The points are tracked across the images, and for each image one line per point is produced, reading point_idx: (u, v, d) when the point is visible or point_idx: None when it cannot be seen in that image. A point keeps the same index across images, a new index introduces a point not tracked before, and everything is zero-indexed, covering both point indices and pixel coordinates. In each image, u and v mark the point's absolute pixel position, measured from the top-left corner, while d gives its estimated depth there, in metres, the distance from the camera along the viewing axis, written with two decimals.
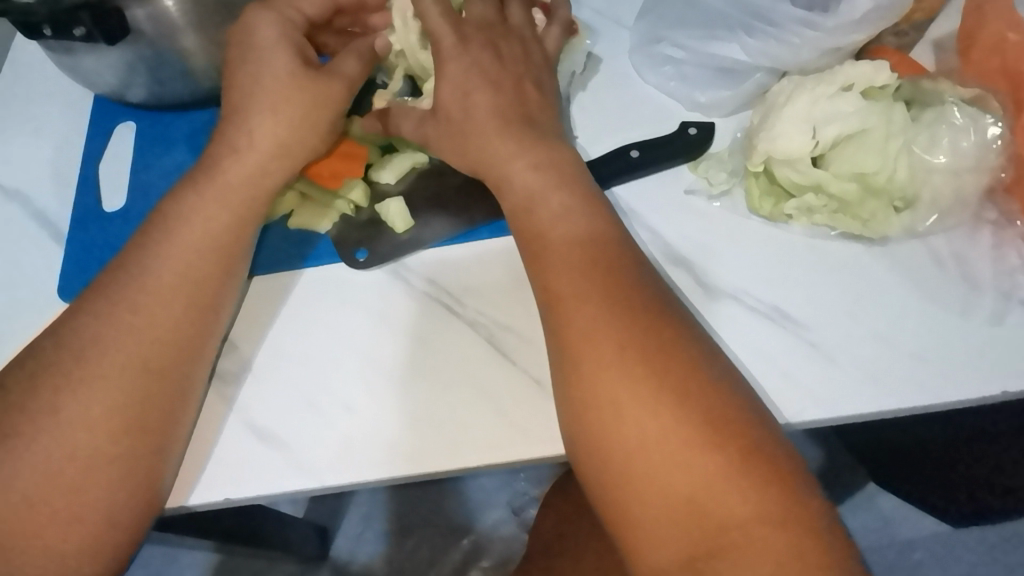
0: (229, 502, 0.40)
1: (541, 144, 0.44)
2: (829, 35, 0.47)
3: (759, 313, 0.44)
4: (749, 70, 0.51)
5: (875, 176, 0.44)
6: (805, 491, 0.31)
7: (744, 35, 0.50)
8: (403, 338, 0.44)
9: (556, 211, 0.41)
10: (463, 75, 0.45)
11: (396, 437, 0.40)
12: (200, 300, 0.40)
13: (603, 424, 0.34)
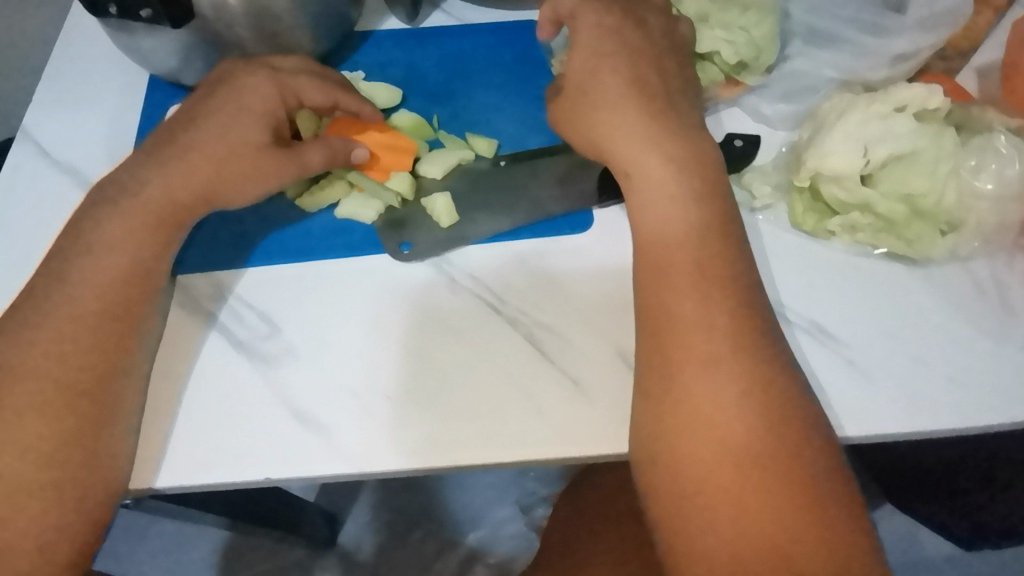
0: (268, 483, 0.40)
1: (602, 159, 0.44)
2: (891, 41, 0.49)
3: (812, 332, 0.44)
4: (818, 82, 0.51)
5: (922, 199, 0.44)
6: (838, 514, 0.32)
7: (812, 49, 0.52)
8: (448, 335, 0.44)
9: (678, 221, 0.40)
10: (596, 41, 0.46)
11: (442, 430, 0.41)
12: (119, 299, 0.40)
13: (685, 421, 0.34)
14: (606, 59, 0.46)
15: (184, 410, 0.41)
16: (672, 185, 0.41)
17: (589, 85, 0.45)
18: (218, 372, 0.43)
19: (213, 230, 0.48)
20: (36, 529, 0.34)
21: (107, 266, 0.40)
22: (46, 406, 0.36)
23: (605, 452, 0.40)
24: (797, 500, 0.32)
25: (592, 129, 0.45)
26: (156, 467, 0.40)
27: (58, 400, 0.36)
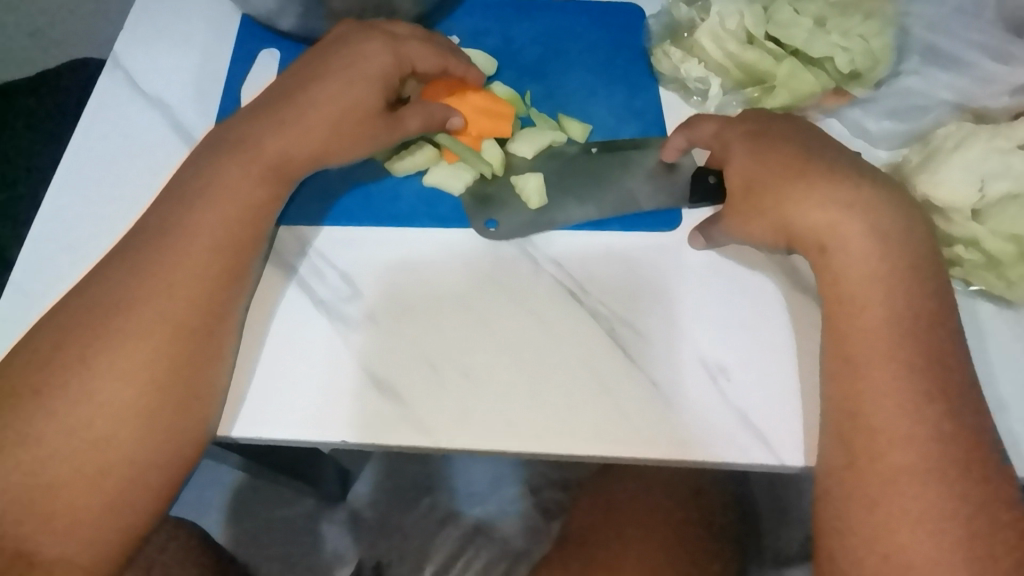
0: (342, 446, 0.40)
1: (770, 229, 0.42)
2: (1014, 73, 0.48)
3: None
4: (928, 105, 0.49)
5: None
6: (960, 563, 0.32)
7: (926, 71, 0.50)
8: (530, 320, 0.44)
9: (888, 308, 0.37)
10: (749, 135, 0.45)
11: (519, 414, 0.40)
12: (225, 261, 0.40)
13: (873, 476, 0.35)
14: (767, 140, 0.44)
15: (264, 361, 0.41)
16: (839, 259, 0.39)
17: (756, 173, 0.43)
18: (299, 327, 0.43)
19: (306, 185, 0.48)
20: (130, 462, 0.35)
21: (221, 230, 0.40)
22: (147, 344, 0.37)
23: (681, 457, 0.40)
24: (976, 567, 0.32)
25: (777, 218, 0.42)
26: (237, 414, 0.40)
27: (159, 340, 0.37)
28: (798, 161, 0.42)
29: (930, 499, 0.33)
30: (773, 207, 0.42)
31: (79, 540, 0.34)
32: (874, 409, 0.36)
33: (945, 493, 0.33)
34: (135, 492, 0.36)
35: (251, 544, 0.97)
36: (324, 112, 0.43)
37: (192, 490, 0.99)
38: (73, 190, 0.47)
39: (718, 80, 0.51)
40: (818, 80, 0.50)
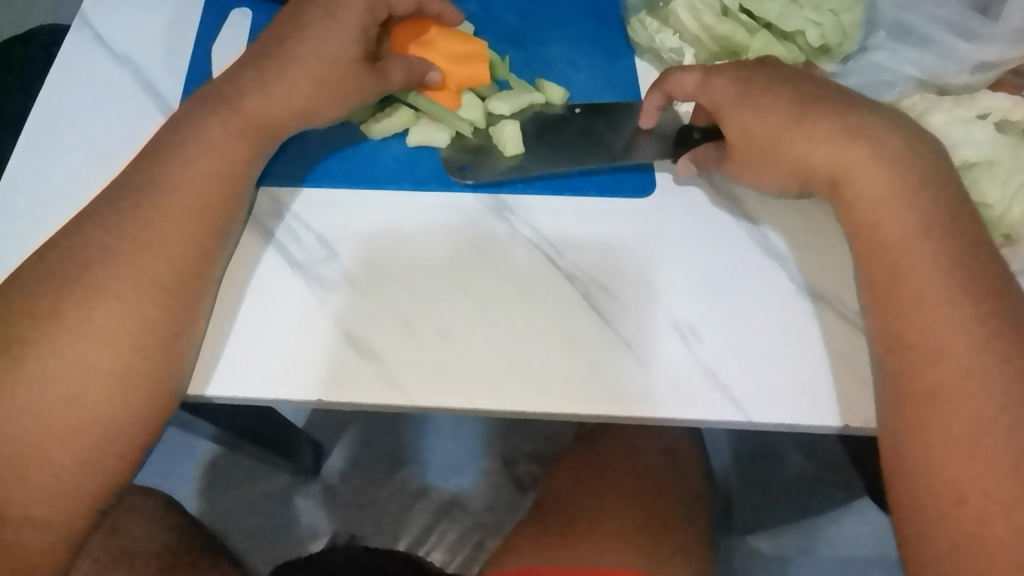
0: (318, 406, 0.40)
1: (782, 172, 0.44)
2: (979, 48, 0.49)
3: (854, 324, 0.45)
4: (894, 80, 0.50)
5: (989, 209, 0.43)
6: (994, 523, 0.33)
7: (895, 45, 0.51)
8: (507, 283, 0.44)
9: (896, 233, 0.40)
10: (740, 78, 0.45)
11: (495, 374, 0.41)
12: (200, 221, 0.40)
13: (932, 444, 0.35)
14: (761, 91, 0.44)
15: (238, 320, 0.41)
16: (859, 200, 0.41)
17: (758, 128, 0.44)
18: (275, 288, 0.43)
19: (283, 147, 0.48)
20: (103, 415, 0.36)
21: (195, 191, 0.40)
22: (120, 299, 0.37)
23: (652, 413, 0.41)
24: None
25: (789, 163, 0.43)
26: (211, 372, 0.40)
27: (131, 295, 0.37)
28: (797, 108, 0.43)
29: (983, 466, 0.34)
30: (787, 153, 0.43)
31: (57, 492, 0.35)
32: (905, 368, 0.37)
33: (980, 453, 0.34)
34: (109, 445, 0.36)
35: (224, 513, 0.96)
36: (308, 69, 0.43)
37: (163, 461, 0.98)
38: (37, 147, 0.46)
39: (693, 52, 0.51)
40: (789, 52, 0.50)
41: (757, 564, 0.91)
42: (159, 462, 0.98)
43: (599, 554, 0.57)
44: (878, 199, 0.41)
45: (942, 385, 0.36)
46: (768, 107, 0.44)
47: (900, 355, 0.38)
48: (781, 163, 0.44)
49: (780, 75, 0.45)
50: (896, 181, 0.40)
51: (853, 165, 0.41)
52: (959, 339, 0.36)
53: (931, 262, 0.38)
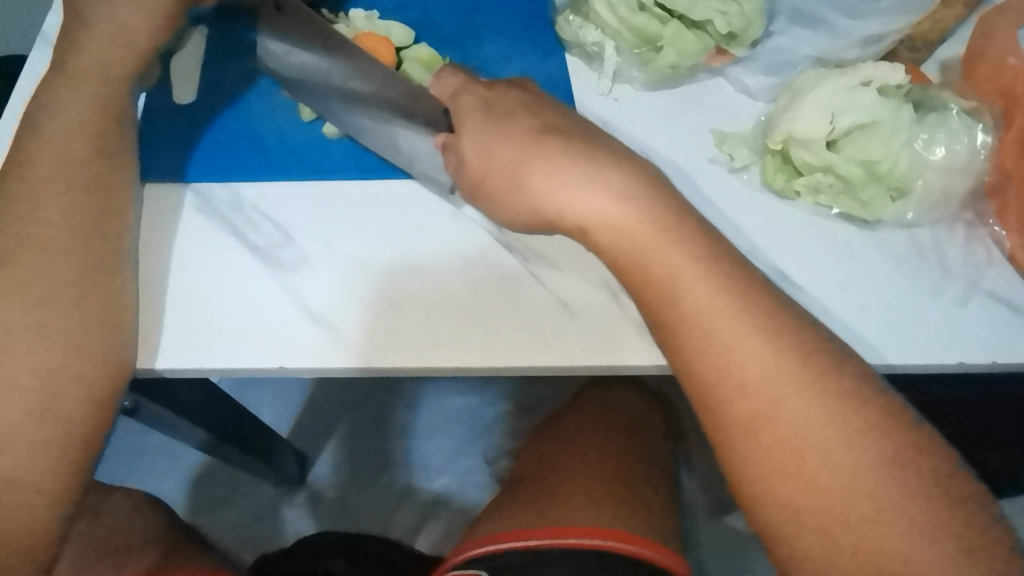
0: (284, 373, 0.46)
1: (550, 201, 0.43)
2: (864, 27, 0.57)
3: (765, 274, 0.50)
4: (799, 60, 0.58)
5: (879, 164, 0.49)
6: (770, 468, 0.36)
7: (799, 31, 0.59)
8: (453, 257, 0.49)
9: (665, 247, 0.40)
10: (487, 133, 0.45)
11: (443, 336, 0.46)
12: None
13: (727, 407, 0.37)
14: (506, 119, 0.45)
15: (191, 298, 0.47)
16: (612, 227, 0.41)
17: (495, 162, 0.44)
18: (243, 273, 0.48)
19: (237, 145, 0.54)
20: (72, 383, 0.40)
21: None
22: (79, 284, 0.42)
23: (578, 363, 0.46)
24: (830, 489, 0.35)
25: (529, 202, 0.43)
26: (167, 348, 0.45)
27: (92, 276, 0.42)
28: (534, 134, 0.44)
29: (780, 431, 0.36)
30: (526, 188, 0.43)
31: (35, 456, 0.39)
32: (701, 352, 0.38)
33: (779, 427, 0.36)
34: (77, 410, 0.40)
35: (209, 517, 0.99)
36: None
37: (148, 466, 1.01)
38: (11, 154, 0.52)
39: (612, 43, 0.56)
40: (700, 40, 0.55)
41: (728, 542, 0.94)
42: (146, 467, 1.01)
43: (563, 515, 0.60)
44: (591, 214, 0.41)
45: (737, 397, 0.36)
46: (506, 135, 0.44)
47: (687, 344, 0.38)
48: (525, 200, 0.43)
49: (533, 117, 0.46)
50: (596, 192, 0.41)
51: (588, 208, 0.41)
52: (755, 352, 0.37)
53: (696, 293, 0.38)
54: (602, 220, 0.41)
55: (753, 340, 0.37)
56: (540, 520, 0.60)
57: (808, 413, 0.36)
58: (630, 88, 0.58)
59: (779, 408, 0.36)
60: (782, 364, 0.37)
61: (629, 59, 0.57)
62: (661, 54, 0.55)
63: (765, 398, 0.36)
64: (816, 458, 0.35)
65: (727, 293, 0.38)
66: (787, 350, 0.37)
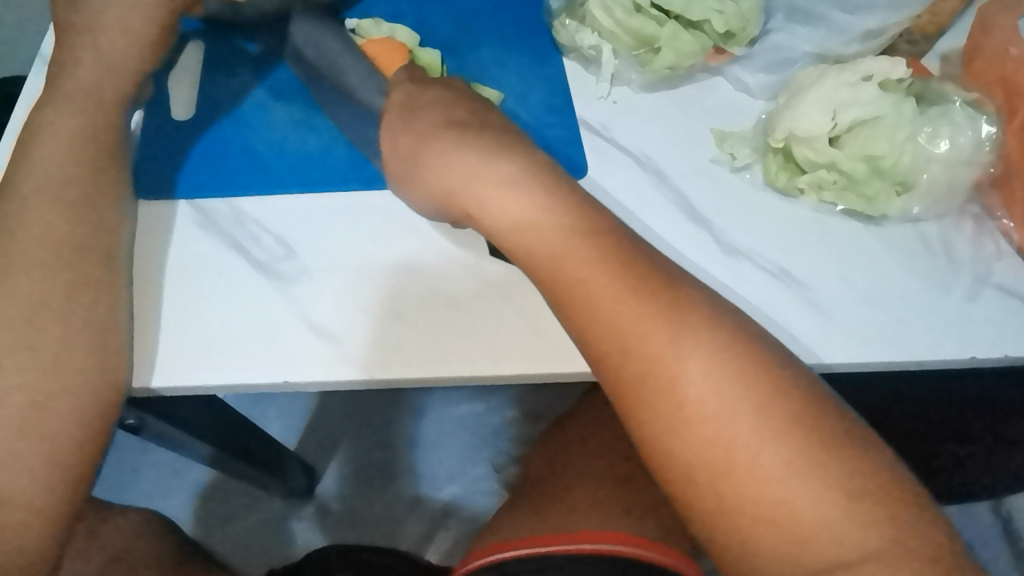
0: (287, 387, 0.45)
1: (452, 177, 0.44)
2: (862, 21, 0.57)
3: (769, 273, 0.50)
4: (798, 57, 0.58)
5: (883, 159, 0.49)
6: (657, 422, 0.35)
7: (797, 27, 0.59)
8: (453, 265, 0.49)
9: (553, 228, 0.40)
10: (399, 123, 0.48)
11: (446, 345, 0.46)
12: None
13: (619, 355, 0.37)
14: (421, 107, 0.48)
15: (192, 313, 0.47)
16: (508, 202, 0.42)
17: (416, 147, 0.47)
18: (243, 287, 0.48)
19: (234, 158, 0.54)
20: (73, 399, 0.40)
21: None
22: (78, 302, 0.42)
23: (584, 368, 0.45)
24: (717, 455, 0.34)
25: (430, 183, 0.46)
26: (171, 365, 0.45)
27: (91, 294, 0.42)
28: (435, 126, 0.47)
29: (676, 384, 0.35)
30: (429, 173, 0.46)
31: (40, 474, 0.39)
32: (588, 301, 0.38)
33: (672, 379, 0.35)
34: (78, 426, 0.40)
35: (216, 532, 0.98)
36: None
37: (153, 481, 1.00)
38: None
39: (609, 46, 0.56)
40: (698, 40, 0.55)
41: None
42: (152, 481, 1.00)
43: (568, 521, 0.60)
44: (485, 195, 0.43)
45: (631, 365, 0.36)
46: (420, 125, 0.47)
47: (575, 300, 0.39)
48: (428, 184, 0.46)
49: (453, 107, 0.48)
50: (499, 178, 0.43)
51: (482, 182, 0.43)
52: (637, 306, 0.37)
53: (580, 259, 0.39)
54: (491, 207, 0.43)
55: (637, 321, 0.37)
56: (547, 526, 0.59)
57: (699, 368, 0.35)
58: (628, 90, 0.58)
59: (671, 393, 0.35)
60: (667, 345, 0.36)
61: (626, 61, 0.57)
62: (659, 55, 0.55)
63: (656, 348, 0.36)
64: (724, 444, 0.34)
65: (612, 258, 0.39)
66: (681, 311, 0.37)
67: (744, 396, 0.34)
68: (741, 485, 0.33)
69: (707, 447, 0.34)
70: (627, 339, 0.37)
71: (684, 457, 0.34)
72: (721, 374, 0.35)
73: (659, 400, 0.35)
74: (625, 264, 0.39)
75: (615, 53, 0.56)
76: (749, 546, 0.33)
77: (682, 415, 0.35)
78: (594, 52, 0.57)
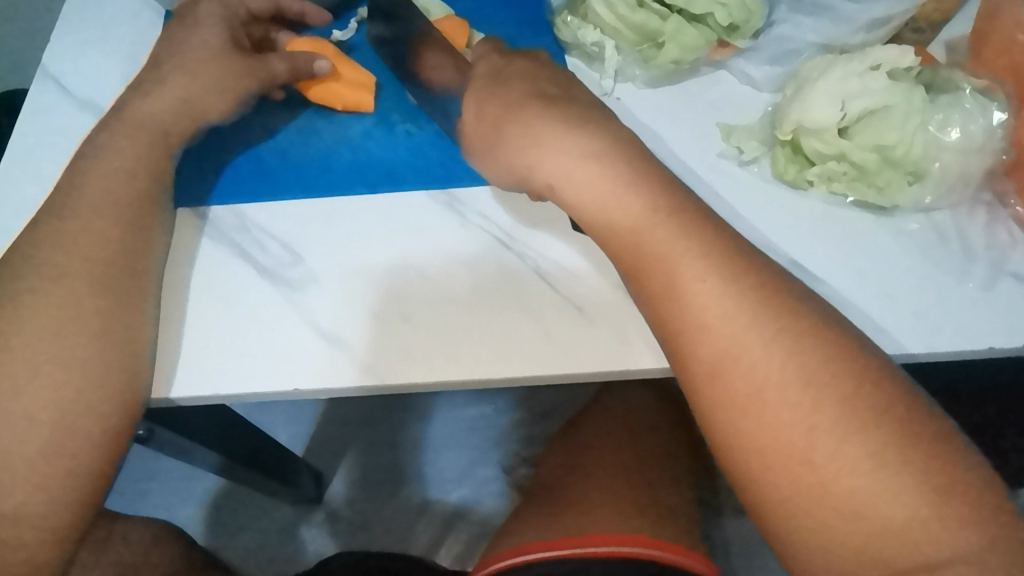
0: (297, 395, 0.46)
1: (537, 148, 0.45)
2: (869, 9, 0.56)
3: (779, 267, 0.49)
4: (803, 47, 0.57)
5: (893, 148, 0.48)
6: (729, 399, 0.37)
7: (802, 18, 0.58)
8: (462, 266, 0.49)
9: (633, 210, 0.42)
10: (481, 93, 0.48)
11: (457, 348, 0.46)
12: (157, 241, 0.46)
13: (696, 334, 0.39)
14: (505, 80, 0.48)
15: (201, 323, 0.47)
16: (594, 178, 0.43)
17: (494, 120, 0.47)
18: (251, 295, 0.48)
19: (237, 165, 0.54)
20: (77, 408, 0.40)
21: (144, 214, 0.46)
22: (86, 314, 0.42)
23: (597, 369, 0.45)
24: (786, 434, 0.36)
25: (510, 160, 0.46)
26: (183, 375, 0.45)
27: (100, 307, 0.43)
28: (521, 96, 0.46)
29: (757, 361, 0.37)
30: (508, 146, 0.46)
31: (46, 483, 0.39)
32: (668, 280, 0.40)
33: (755, 356, 0.37)
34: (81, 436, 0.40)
35: (226, 540, 0.98)
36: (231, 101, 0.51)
37: (161, 490, 1.00)
38: (21, 186, 0.53)
39: (612, 42, 0.56)
40: (701, 34, 0.55)
41: (753, 540, 0.91)
42: (160, 491, 1.00)
43: (585, 522, 0.59)
44: (569, 170, 0.44)
45: (704, 343, 0.38)
46: (499, 95, 0.47)
47: (651, 284, 0.41)
48: (506, 158, 0.46)
49: (534, 80, 0.48)
50: (587, 157, 0.43)
51: (568, 160, 0.44)
52: (718, 284, 0.39)
53: (668, 241, 0.41)
54: (573, 182, 0.44)
55: (721, 299, 0.38)
56: (566, 529, 0.58)
57: (781, 349, 0.37)
58: (632, 87, 0.57)
59: (749, 368, 0.37)
60: (749, 323, 0.37)
61: (630, 57, 0.56)
62: (662, 49, 0.55)
63: (735, 327, 0.38)
64: (796, 420, 0.35)
65: (697, 239, 0.40)
66: (765, 291, 0.39)
67: (824, 377, 0.36)
68: (803, 459, 0.35)
69: (774, 422, 0.36)
70: (711, 314, 0.38)
71: (758, 436, 0.36)
72: (805, 354, 0.37)
73: (740, 371, 0.37)
74: (712, 245, 0.40)
75: (618, 48, 0.56)
76: (792, 516, 0.35)
77: (758, 392, 0.36)
78: (597, 48, 0.57)
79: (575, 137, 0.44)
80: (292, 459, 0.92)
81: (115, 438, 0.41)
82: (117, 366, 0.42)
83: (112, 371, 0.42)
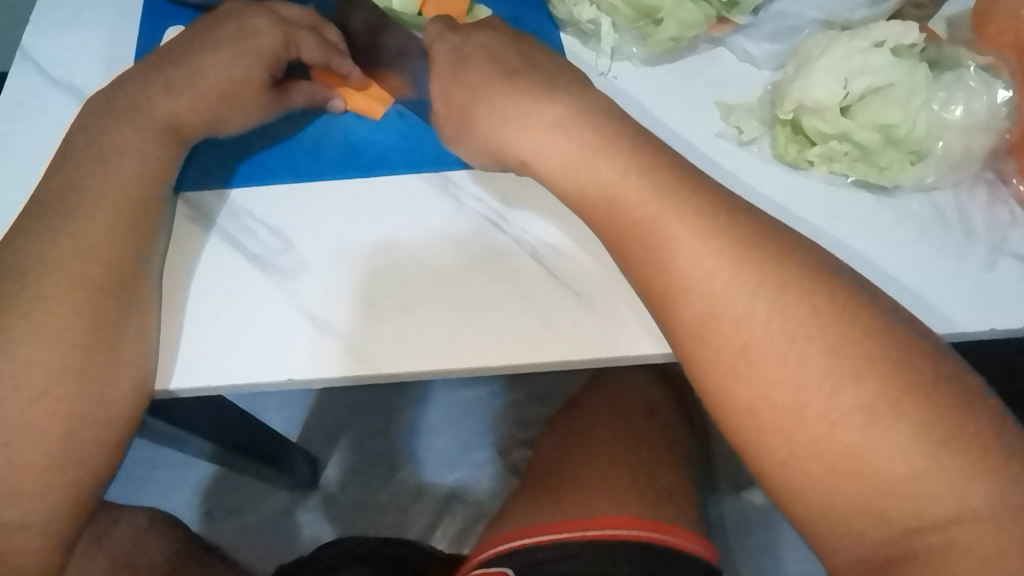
0: (292, 385, 0.45)
1: (503, 126, 0.45)
2: None
3: None
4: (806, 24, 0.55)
5: (896, 128, 0.48)
6: (718, 373, 0.37)
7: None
8: (457, 251, 0.48)
9: (609, 173, 0.42)
10: (449, 73, 0.48)
11: (454, 335, 0.45)
12: (137, 227, 0.45)
13: (684, 310, 0.38)
14: (470, 53, 0.48)
15: (189, 314, 0.46)
16: (567, 152, 0.43)
17: (457, 96, 0.47)
18: (242, 284, 0.47)
19: (222, 150, 0.52)
20: (61, 398, 0.40)
21: (123, 198, 0.45)
22: (75, 304, 0.41)
23: (595, 356, 0.44)
24: (778, 411, 0.35)
25: (482, 138, 0.46)
26: (172, 368, 0.44)
27: (80, 297, 0.42)
28: (488, 77, 0.46)
29: (742, 337, 0.36)
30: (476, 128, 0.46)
31: (33, 473, 0.39)
32: (651, 255, 0.40)
33: (741, 330, 0.36)
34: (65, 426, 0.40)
35: (221, 526, 0.98)
36: (214, 81, 0.48)
37: (154, 478, 1.00)
38: None
39: (608, 19, 0.54)
40: (700, 9, 0.53)
41: (748, 516, 0.92)
42: (153, 478, 1.00)
43: (585, 507, 0.58)
44: (539, 151, 0.44)
45: (693, 318, 0.38)
46: (465, 68, 0.47)
47: (637, 258, 0.40)
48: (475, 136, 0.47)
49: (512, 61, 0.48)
50: (559, 137, 0.43)
51: (537, 139, 0.44)
52: (696, 251, 0.38)
53: (649, 215, 0.40)
54: (542, 154, 0.44)
55: (705, 272, 0.38)
56: (568, 513, 0.58)
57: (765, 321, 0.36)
58: (629, 65, 0.56)
59: (736, 343, 0.36)
60: (735, 302, 0.37)
61: (627, 34, 0.54)
62: (661, 26, 0.53)
63: (716, 301, 0.37)
64: (793, 390, 0.35)
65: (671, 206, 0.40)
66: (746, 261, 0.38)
67: (810, 339, 0.35)
68: (799, 435, 0.34)
69: (769, 403, 0.35)
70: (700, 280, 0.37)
71: (754, 416, 0.36)
72: (788, 312, 0.36)
73: (729, 343, 0.37)
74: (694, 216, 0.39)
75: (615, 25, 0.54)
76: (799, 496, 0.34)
77: (749, 366, 0.36)
78: (593, 25, 0.55)
79: (545, 110, 0.44)
80: (290, 445, 0.91)
81: (100, 428, 0.41)
82: (99, 357, 0.41)
83: (93, 362, 0.41)
